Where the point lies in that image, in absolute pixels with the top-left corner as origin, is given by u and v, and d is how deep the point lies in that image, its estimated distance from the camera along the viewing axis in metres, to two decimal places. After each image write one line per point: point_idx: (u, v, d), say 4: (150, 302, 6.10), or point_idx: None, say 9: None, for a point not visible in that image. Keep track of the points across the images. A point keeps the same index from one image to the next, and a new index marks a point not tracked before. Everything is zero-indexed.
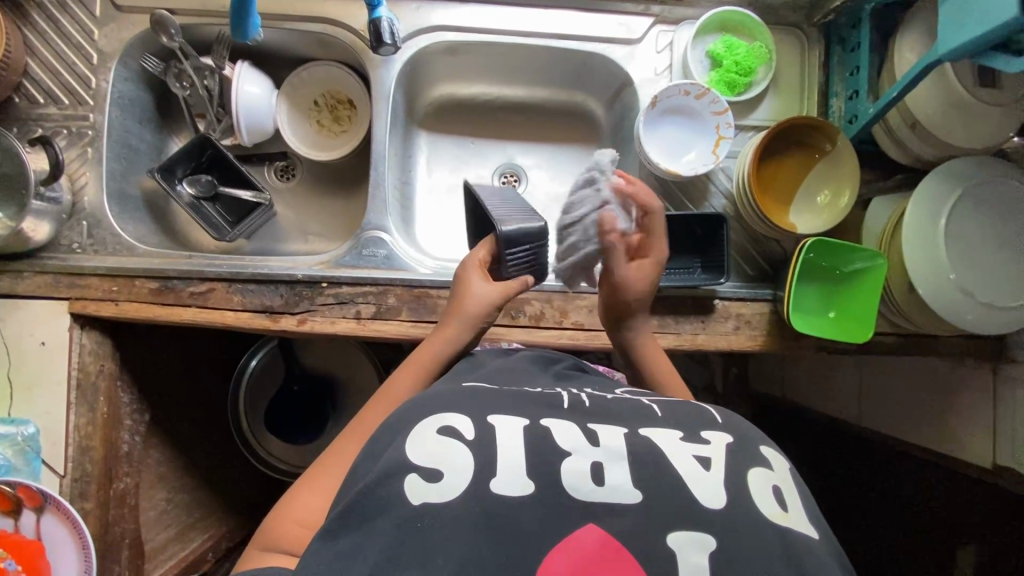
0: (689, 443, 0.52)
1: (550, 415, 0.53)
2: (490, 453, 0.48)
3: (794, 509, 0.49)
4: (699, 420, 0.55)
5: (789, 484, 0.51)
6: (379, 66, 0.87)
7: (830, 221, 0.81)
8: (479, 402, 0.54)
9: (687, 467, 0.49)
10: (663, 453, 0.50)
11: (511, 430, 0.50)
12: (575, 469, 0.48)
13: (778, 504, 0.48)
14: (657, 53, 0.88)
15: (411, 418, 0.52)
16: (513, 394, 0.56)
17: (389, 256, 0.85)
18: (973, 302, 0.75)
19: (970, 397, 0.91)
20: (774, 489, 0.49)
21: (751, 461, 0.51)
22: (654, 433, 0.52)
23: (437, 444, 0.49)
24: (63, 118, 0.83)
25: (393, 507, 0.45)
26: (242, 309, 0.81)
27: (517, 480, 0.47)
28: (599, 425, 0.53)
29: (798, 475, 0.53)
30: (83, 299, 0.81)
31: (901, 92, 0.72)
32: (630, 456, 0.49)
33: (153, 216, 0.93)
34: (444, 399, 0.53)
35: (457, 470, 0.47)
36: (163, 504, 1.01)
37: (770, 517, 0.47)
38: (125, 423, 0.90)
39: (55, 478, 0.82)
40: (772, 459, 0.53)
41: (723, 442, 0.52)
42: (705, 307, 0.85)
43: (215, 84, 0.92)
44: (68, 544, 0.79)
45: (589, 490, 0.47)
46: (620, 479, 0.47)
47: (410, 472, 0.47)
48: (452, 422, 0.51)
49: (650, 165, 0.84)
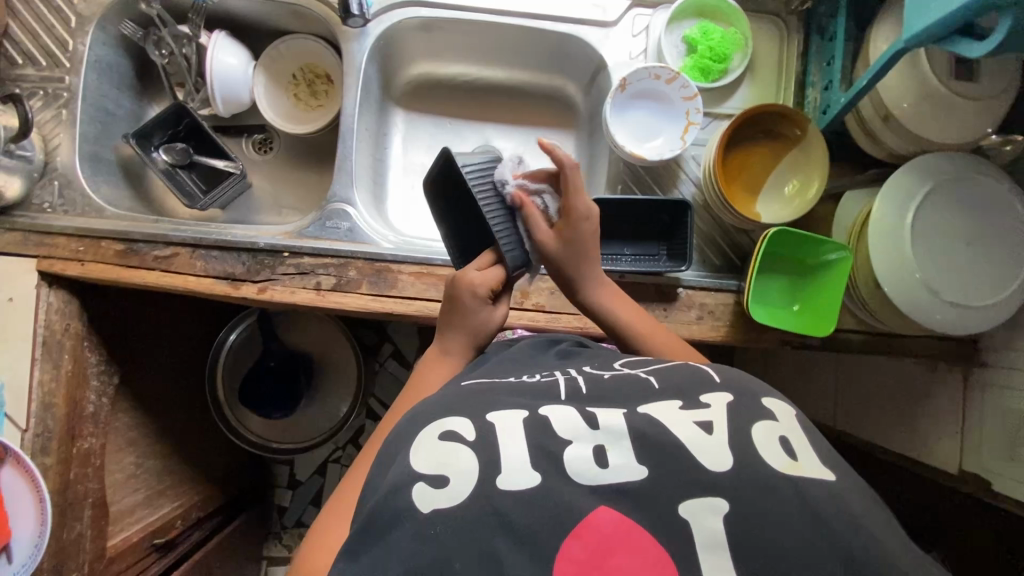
0: (688, 409, 0.50)
1: (548, 403, 0.52)
2: (494, 454, 0.47)
3: (805, 457, 0.48)
4: (697, 381, 0.54)
5: (799, 435, 0.50)
6: (353, 39, 0.87)
7: (796, 213, 0.80)
8: (478, 401, 0.52)
9: (688, 433, 0.48)
10: (665, 425, 0.49)
11: (510, 424, 0.50)
12: (579, 454, 0.48)
13: (787, 454, 0.47)
14: (633, 36, 0.88)
15: (413, 431, 0.51)
16: (508, 387, 0.54)
17: (352, 228, 0.86)
18: (938, 301, 0.73)
19: (941, 400, 0.89)
20: (782, 440, 0.48)
21: (755, 416, 0.50)
22: (656, 408, 0.51)
23: (438, 449, 0.48)
24: (39, 79, 0.84)
25: (405, 520, 0.45)
26: (205, 275, 0.82)
27: (522, 474, 0.46)
28: (600, 408, 0.51)
29: (804, 418, 0.53)
30: (49, 257, 0.82)
31: (871, 80, 0.70)
32: (632, 434, 0.48)
33: (128, 181, 0.94)
34: (446, 403, 0.53)
35: (465, 476, 0.46)
36: (132, 467, 1.01)
37: (782, 471, 0.46)
38: (92, 383, 0.90)
39: (16, 432, 0.84)
40: (778, 411, 0.51)
41: (724, 403, 0.51)
42: (668, 295, 0.84)
43: (193, 52, 0.93)
44: (26, 497, 0.81)
45: (594, 475, 0.47)
46: (623, 459, 0.47)
47: (416, 483, 0.46)
48: (451, 426, 0.50)
49: (615, 149, 0.83)
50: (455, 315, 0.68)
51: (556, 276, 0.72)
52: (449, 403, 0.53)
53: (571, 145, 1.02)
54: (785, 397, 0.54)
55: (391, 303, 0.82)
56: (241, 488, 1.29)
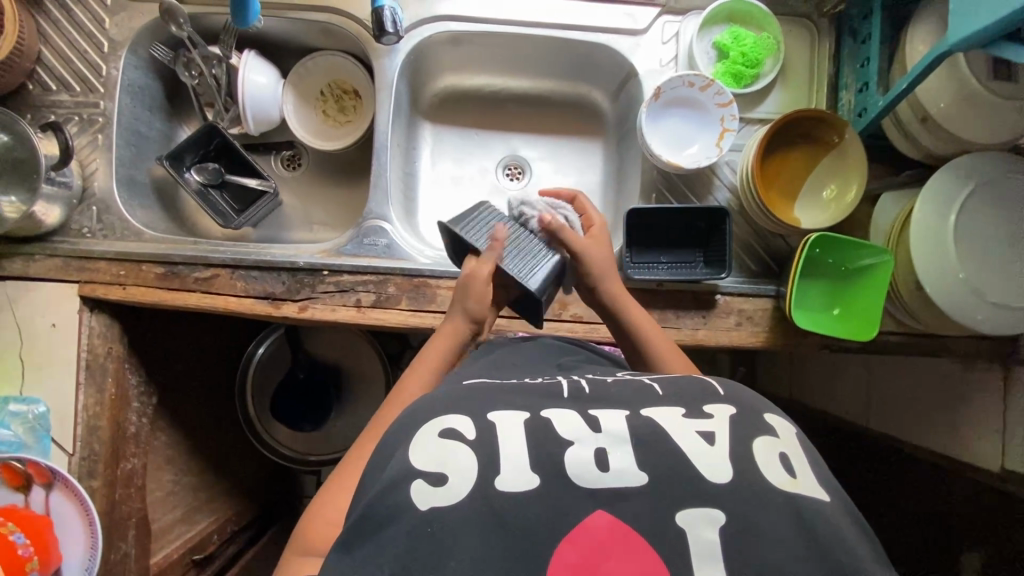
0: (692, 419, 0.50)
1: (551, 406, 0.52)
2: (494, 450, 0.47)
3: (803, 474, 0.48)
4: (701, 391, 0.53)
5: (798, 452, 0.49)
6: (383, 56, 0.87)
7: (834, 218, 0.80)
8: (478, 399, 0.52)
9: (690, 443, 0.48)
10: (668, 433, 0.48)
11: (514, 423, 0.49)
12: (581, 458, 0.47)
13: (787, 471, 0.47)
14: (663, 44, 0.88)
15: (415, 422, 0.50)
16: (511, 389, 0.54)
17: (390, 245, 0.86)
18: (983, 302, 0.73)
19: (979, 398, 0.89)
20: (781, 457, 0.48)
21: (756, 430, 0.49)
22: (658, 411, 0.51)
23: (437, 447, 0.48)
24: (75, 105, 0.85)
25: (402, 516, 0.45)
26: (245, 295, 0.83)
27: (520, 477, 0.46)
28: (602, 411, 0.51)
29: (805, 438, 0.52)
30: (92, 282, 0.83)
31: (911, 84, 0.70)
32: (632, 438, 0.48)
33: (161, 203, 0.95)
34: (457, 400, 0.52)
35: (464, 474, 0.46)
36: (170, 485, 1.02)
37: (781, 486, 0.46)
38: (133, 404, 0.91)
39: (64, 457, 0.84)
40: (779, 427, 0.51)
41: (726, 415, 0.50)
42: (705, 302, 0.84)
43: (222, 73, 0.93)
44: (76, 521, 0.82)
45: (594, 478, 0.46)
46: (625, 464, 0.47)
47: (415, 478, 0.46)
48: (451, 423, 0.49)
49: (651, 158, 0.83)
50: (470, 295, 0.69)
51: (577, 287, 0.80)
52: (449, 402, 0.52)
53: (600, 153, 1.02)
54: (784, 411, 0.54)
55: (431, 318, 0.83)
56: (272, 501, 1.30)
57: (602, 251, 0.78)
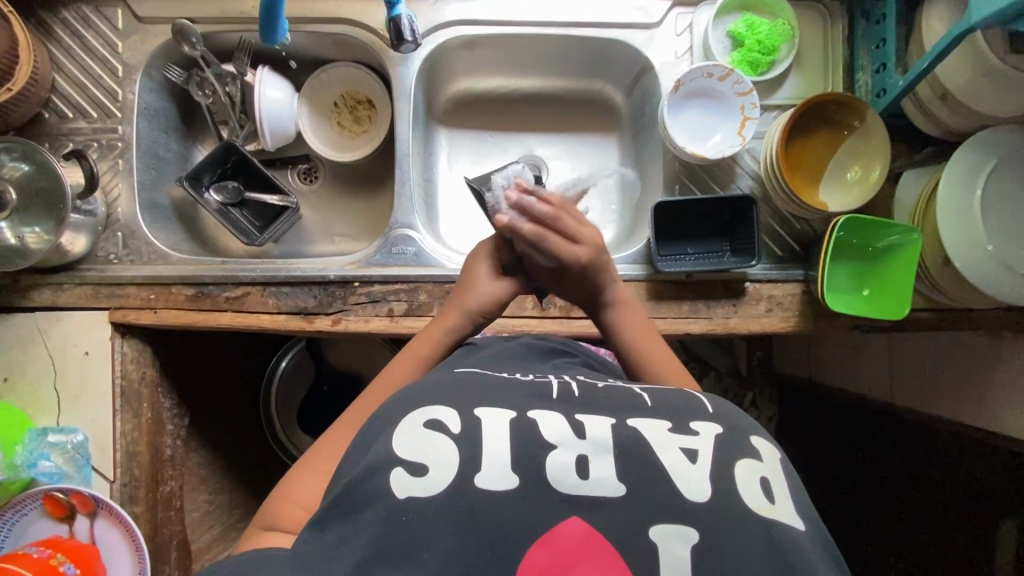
0: (676, 434, 0.50)
1: (539, 407, 0.52)
2: (476, 448, 0.48)
3: (781, 500, 0.47)
4: (688, 408, 0.53)
5: (779, 476, 0.49)
6: (399, 64, 0.87)
7: (861, 199, 0.81)
8: (466, 395, 0.53)
9: (672, 460, 0.47)
10: (650, 447, 0.48)
11: (496, 421, 0.50)
12: (560, 462, 0.47)
13: (765, 496, 0.46)
14: (677, 36, 0.88)
15: (398, 413, 0.52)
16: (504, 386, 0.55)
17: (418, 253, 0.86)
18: (1012, 274, 0.73)
19: (1006, 370, 0.89)
20: (762, 482, 0.47)
21: (739, 452, 0.49)
22: (644, 424, 0.51)
23: (421, 436, 0.49)
24: (92, 131, 0.85)
25: (381, 500, 0.45)
26: (278, 311, 0.83)
27: (501, 475, 0.46)
28: (588, 417, 0.51)
29: (787, 463, 0.51)
30: (123, 308, 0.83)
31: (931, 65, 0.71)
32: (616, 448, 0.48)
33: (183, 225, 0.94)
34: (437, 392, 0.53)
35: (443, 464, 0.47)
36: (206, 505, 1.02)
37: (756, 510, 0.45)
38: (167, 428, 0.91)
39: (105, 484, 0.83)
40: (763, 450, 0.50)
41: (711, 433, 0.50)
42: (736, 290, 0.84)
43: (237, 90, 0.93)
44: (122, 547, 0.81)
45: (574, 484, 0.46)
46: (605, 473, 0.46)
47: (395, 466, 0.47)
48: (437, 415, 0.50)
49: (674, 150, 0.83)
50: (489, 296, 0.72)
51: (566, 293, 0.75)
52: (436, 394, 0.53)
53: (616, 148, 1.02)
54: (770, 435, 0.53)
55: None
56: None
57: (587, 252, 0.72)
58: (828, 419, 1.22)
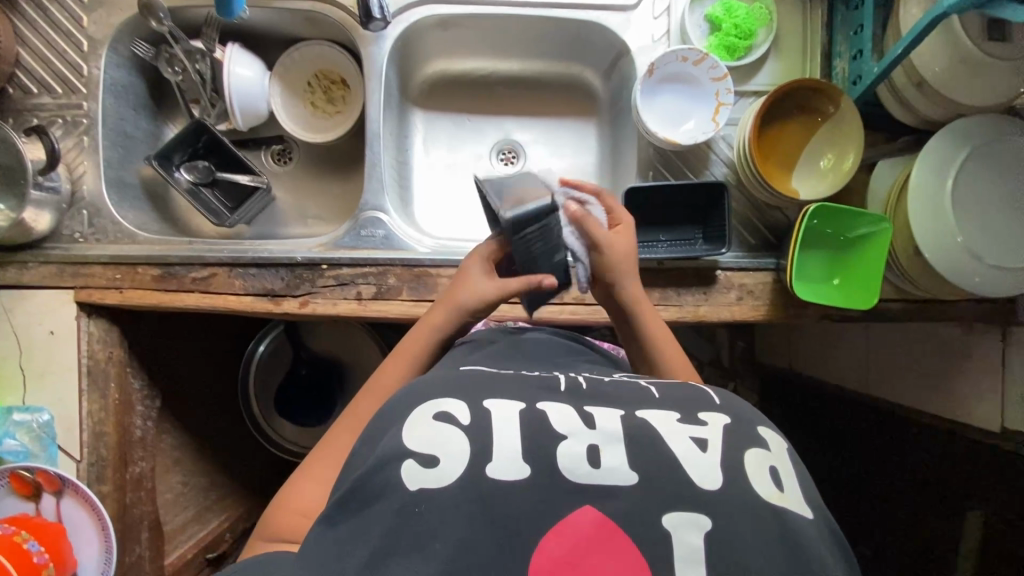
0: (686, 424, 0.49)
1: (547, 399, 0.51)
2: (487, 439, 0.47)
3: (790, 488, 0.47)
4: (694, 399, 0.53)
5: (786, 464, 0.49)
6: (371, 42, 0.86)
7: (833, 186, 0.80)
8: (474, 386, 0.52)
9: (684, 448, 0.47)
10: (661, 436, 0.48)
11: (507, 412, 0.49)
12: (572, 452, 0.46)
13: (774, 483, 0.46)
14: (654, 19, 0.86)
15: (410, 403, 0.51)
16: (504, 378, 0.54)
17: (388, 236, 0.85)
18: (980, 265, 0.73)
19: (975, 361, 0.89)
20: (771, 470, 0.47)
21: (748, 441, 0.49)
22: (654, 416, 0.50)
23: (432, 430, 0.47)
24: (57, 107, 0.84)
25: (390, 492, 0.45)
26: (244, 293, 0.82)
27: (511, 465, 0.45)
28: (596, 407, 0.51)
29: (796, 456, 0.51)
30: (87, 287, 0.83)
31: (906, 49, 0.69)
32: (626, 437, 0.47)
33: (154, 205, 0.94)
34: (444, 385, 0.52)
35: (454, 455, 0.46)
36: (179, 486, 1.02)
37: (767, 498, 0.45)
38: (137, 409, 0.91)
39: (71, 463, 0.83)
40: (771, 440, 0.50)
41: (720, 424, 0.50)
42: (706, 278, 0.84)
43: (207, 68, 0.91)
44: (88, 526, 0.82)
45: (584, 473, 0.45)
46: (617, 461, 0.46)
47: (406, 458, 0.46)
48: (446, 408, 0.49)
49: (647, 135, 0.82)
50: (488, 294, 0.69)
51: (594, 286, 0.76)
52: (443, 387, 0.52)
53: (594, 134, 1.01)
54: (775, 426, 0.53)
55: None
56: None
57: (624, 245, 0.74)
58: (804, 408, 1.22)
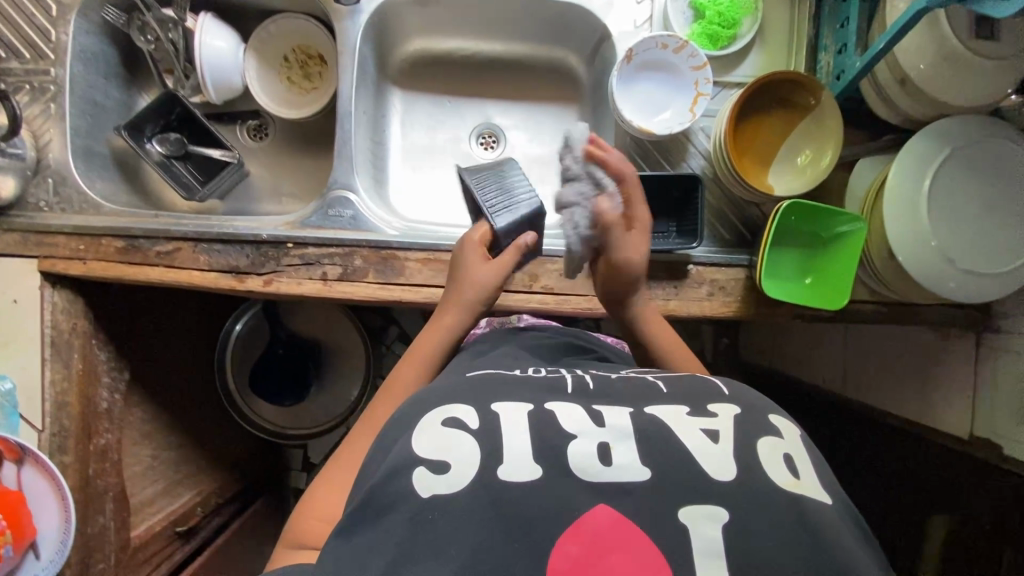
0: (697, 416, 0.49)
1: (555, 398, 0.50)
2: (497, 440, 0.46)
3: (807, 476, 0.46)
4: (704, 391, 0.52)
5: (802, 452, 0.48)
6: (346, 18, 0.84)
7: (809, 183, 0.78)
8: (478, 389, 0.51)
9: (694, 441, 0.46)
10: (671, 429, 0.47)
11: (515, 414, 0.48)
12: (583, 451, 0.45)
13: (790, 471, 0.45)
14: (637, 4, 0.84)
15: (417, 414, 0.49)
16: (519, 381, 0.53)
17: (356, 216, 0.84)
18: (953, 269, 0.71)
19: (950, 366, 0.87)
20: (785, 458, 0.46)
21: (761, 430, 0.48)
22: (662, 410, 0.49)
23: (439, 435, 0.46)
24: (24, 72, 0.82)
25: (403, 501, 0.43)
26: (207, 268, 0.81)
27: (523, 464, 0.44)
28: (605, 405, 0.50)
29: (811, 443, 0.50)
30: (50, 257, 0.81)
31: (887, 44, 0.67)
32: (637, 433, 0.46)
33: (124, 176, 0.93)
34: (447, 392, 0.51)
35: (464, 458, 0.45)
36: (149, 460, 1.00)
37: (782, 485, 0.44)
38: (102, 380, 0.90)
39: (34, 433, 0.83)
40: (783, 428, 0.49)
41: (730, 412, 0.49)
42: (677, 272, 0.82)
43: (179, 37, 0.90)
44: (48, 496, 0.82)
45: (595, 471, 0.44)
46: (628, 459, 0.45)
47: (416, 466, 0.45)
48: (457, 413, 0.48)
49: (622, 124, 0.81)
50: (498, 273, 0.69)
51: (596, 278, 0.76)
52: (447, 392, 0.51)
53: (575, 121, 0.99)
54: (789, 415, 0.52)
55: (401, 291, 0.81)
56: (258, 476, 1.29)
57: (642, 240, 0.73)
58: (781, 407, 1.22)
